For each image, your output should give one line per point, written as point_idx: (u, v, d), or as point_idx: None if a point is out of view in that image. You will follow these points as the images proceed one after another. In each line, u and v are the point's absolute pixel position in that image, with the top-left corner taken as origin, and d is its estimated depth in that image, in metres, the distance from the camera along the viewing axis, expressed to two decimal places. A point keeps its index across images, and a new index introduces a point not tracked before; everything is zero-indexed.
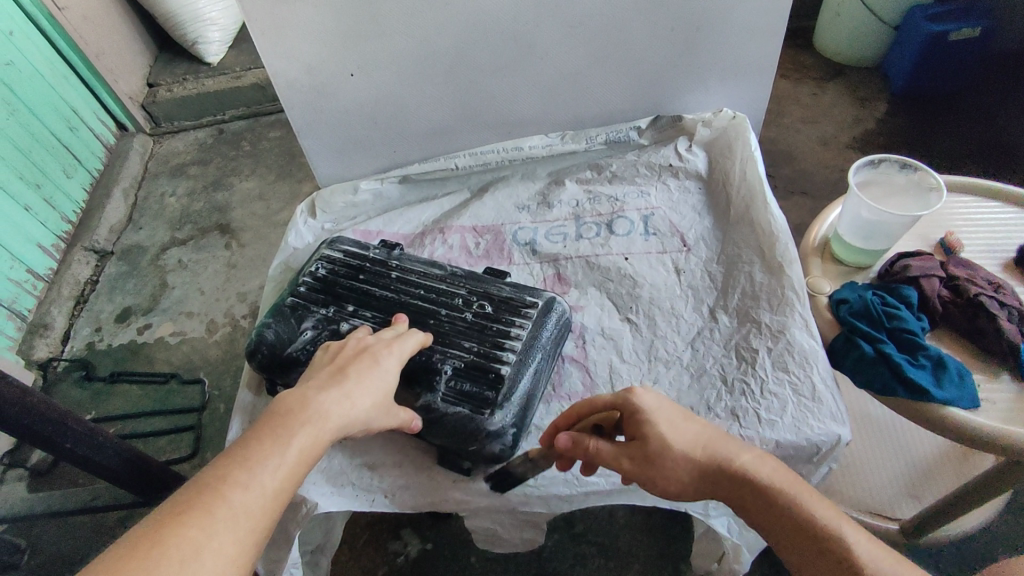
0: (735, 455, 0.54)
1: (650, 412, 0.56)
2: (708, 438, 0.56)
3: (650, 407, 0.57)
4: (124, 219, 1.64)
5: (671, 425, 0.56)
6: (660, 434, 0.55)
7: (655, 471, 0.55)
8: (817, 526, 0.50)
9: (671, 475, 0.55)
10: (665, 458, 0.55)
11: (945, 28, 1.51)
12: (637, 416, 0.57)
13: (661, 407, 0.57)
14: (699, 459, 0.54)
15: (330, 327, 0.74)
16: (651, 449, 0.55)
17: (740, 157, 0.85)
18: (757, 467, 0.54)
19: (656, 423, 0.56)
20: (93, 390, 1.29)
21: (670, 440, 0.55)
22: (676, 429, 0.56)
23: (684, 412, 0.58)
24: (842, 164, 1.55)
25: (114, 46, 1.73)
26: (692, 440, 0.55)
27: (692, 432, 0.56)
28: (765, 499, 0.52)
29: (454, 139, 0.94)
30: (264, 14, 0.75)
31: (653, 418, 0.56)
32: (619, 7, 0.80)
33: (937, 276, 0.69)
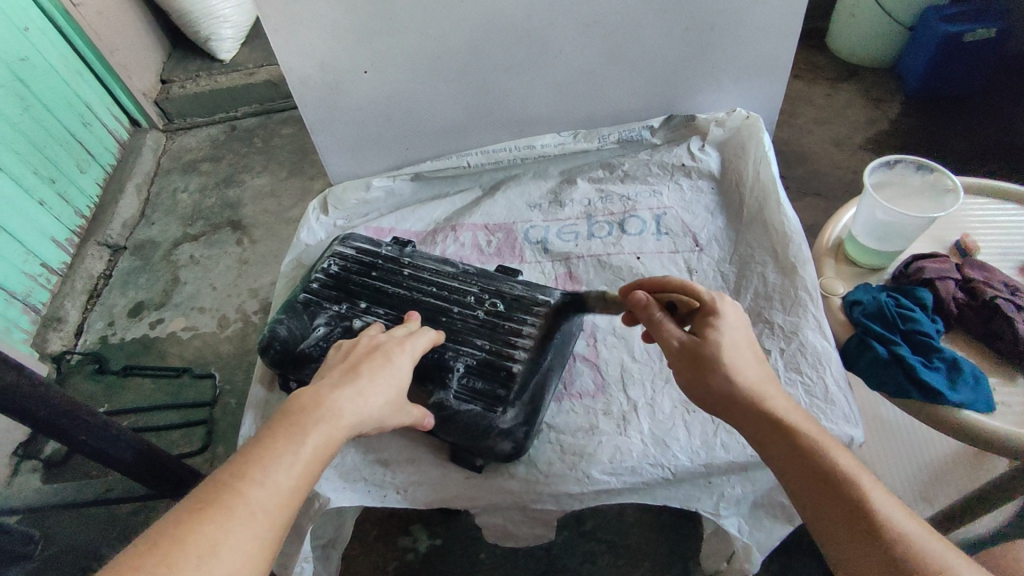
0: (777, 390, 0.54)
1: (722, 325, 0.57)
2: (761, 371, 0.56)
3: (727, 320, 0.58)
4: (137, 214, 1.66)
5: (736, 341, 0.57)
6: (720, 342, 0.56)
7: (697, 367, 0.56)
8: (835, 466, 0.48)
9: (712, 377, 0.55)
10: (713, 360, 0.55)
11: (961, 28, 1.50)
12: (710, 321, 0.58)
13: (732, 326, 0.58)
14: (745, 379, 0.54)
15: (343, 324, 0.75)
16: (703, 349, 0.56)
17: (753, 157, 0.85)
18: (792, 407, 0.53)
19: (720, 333, 0.57)
20: (106, 383, 1.31)
21: (726, 352, 0.56)
22: (738, 347, 0.56)
23: (751, 343, 0.58)
24: (855, 165, 1.54)
25: (129, 42, 1.74)
26: (746, 361, 0.56)
27: (748, 356, 0.56)
28: (787, 429, 0.51)
29: (467, 137, 0.94)
30: (279, 12, 0.76)
31: (722, 328, 0.57)
32: (633, 6, 0.79)
33: (952, 278, 0.68)
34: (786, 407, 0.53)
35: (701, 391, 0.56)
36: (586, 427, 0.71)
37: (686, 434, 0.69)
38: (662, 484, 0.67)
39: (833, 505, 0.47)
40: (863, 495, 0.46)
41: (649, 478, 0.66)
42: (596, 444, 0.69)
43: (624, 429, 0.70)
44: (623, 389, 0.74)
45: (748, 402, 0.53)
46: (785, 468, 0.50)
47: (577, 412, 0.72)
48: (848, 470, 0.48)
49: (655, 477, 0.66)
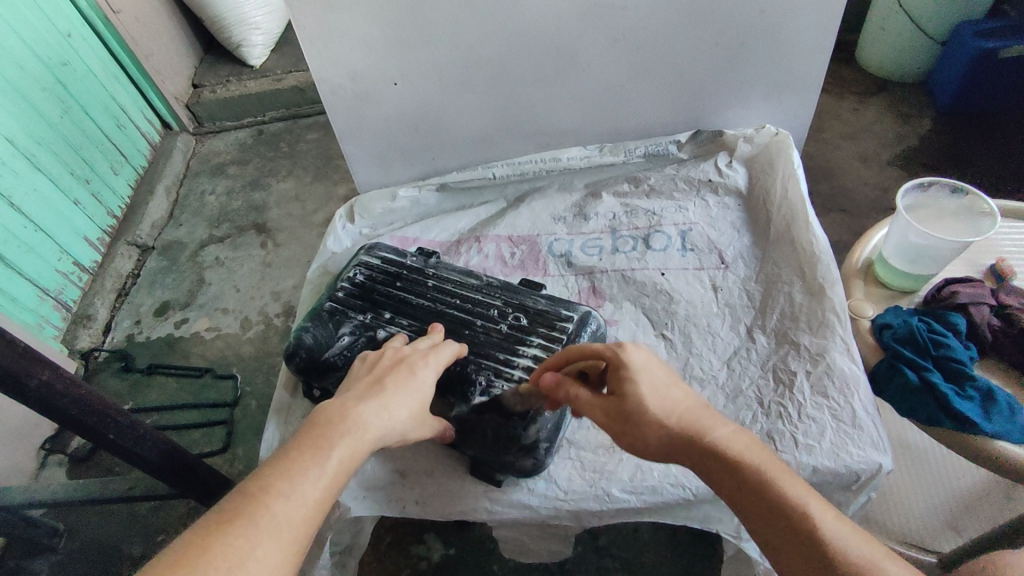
0: (709, 427, 0.51)
1: (633, 371, 0.54)
2: (691, 405, 0.53)
3: (636, 364, 0.54)
4: (165, 215, 1.70)
5: (654, 386, 0.53)
6: (636, 395, 0.53)
7: (626, 427, 0.53)
8: (783, 497, 0.46)
9: (643, 436, 0.53)
10: (636, 416, 0.53)
11: (996, 44, 1.47)
12: (620, 373, 0.55)
13: (645, 366, 0.54)
14: (671, 423, 0.52)
15: (367, 333, 0.75)
16: (623, 407, 0.53)
17: (782, 175, 0.84)
18: (733, 439, 0.50)
19: (633, 382, 0.54)
20: (131, 381, 1.33)
21: (645, 403, 0.52)
22: (657, 392, 0.53)
23: (672, 377, 0.55)
24: (883, 181, 1.51)
25: (163, 47, 1.79)
26: (670, 404, 0.53)
27: (670, 396, 0.53)
28: (735, 474, 0.49)
29: (493, 149, 0.95)
30: (313, 22, 0.77)
31: (634, 374, 0.54)
32: (662, 21, 0.79)
33: (987, 304, 0.66)
34: (728, 439, 0.50)
35: (640, 452, 0.53)
36: (607, 443, 0.70)
37: None
38: (683, 504, 0.66)
39: (786, 539, 0.45)
40: (814, 525, 0.44)
41: (670, 499, 0.66)
42: (616, 461, 0.69)
43: None
44: None
45: (683, 448, 0.51)
46: (740, 509, 0.48)
47: (598, 428, 0.72)
48: (798, 502, 0.46)
49: (676, 497, 0.65)
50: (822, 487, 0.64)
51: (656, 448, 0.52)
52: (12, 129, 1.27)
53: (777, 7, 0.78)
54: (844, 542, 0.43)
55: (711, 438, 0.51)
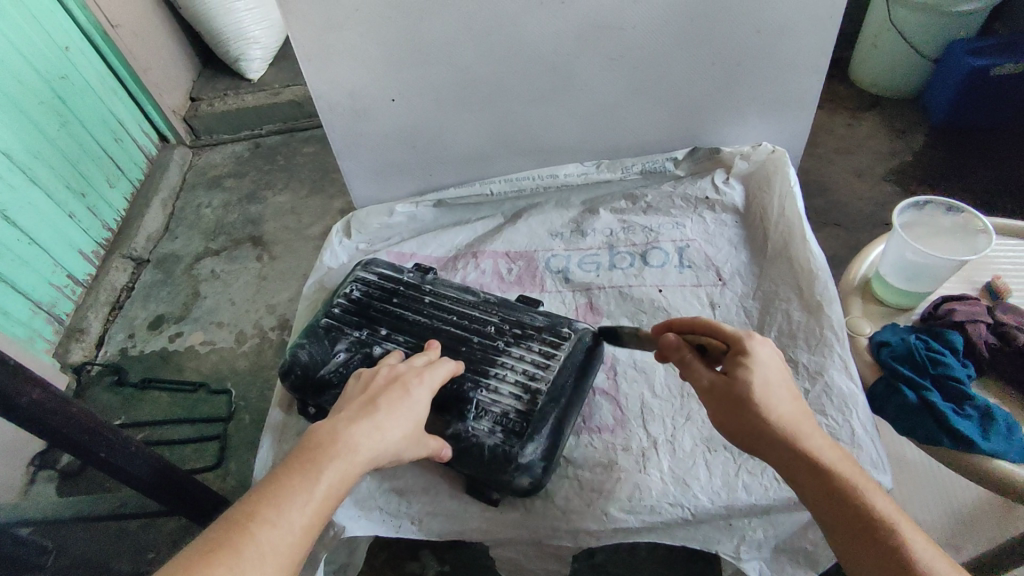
0: (811, 432, 0.51)
1: (753, 360, 0.54)
2: (794, 405, 0.53)
3: (758, 355, 0.54)
4: (161, 228, 1.69)
5: (769, 378, 0.53)
6: (753, 380, 0.53)
7: (730, 410, 0.53)
8: (875, 512, 0.47)
9: (748, 419, 0.52)
10: (747, 401, 0.52)
11: (987, 62, 1.49)
12: (743, 358, 0.54)
13: (765, 362, 0.54)
14: (777, 417, 0.51)
15: (363, 350, 0.75)
16: (735, 389, 0.53)
17: (779, 192, 0.84)
18: (828, 448, 0.50)
19: (755, 372, 0.53)
20: (124, 396, 1.32)
21: (761, 389, 0.52)
22: (771, 383, 0.53)
23: (784, 377, 0.55)
24: (877, 197, 1.52)
25: (161, 61, 1.79)
26: (778, 399, 0.52)
27: (780, 391, 0.53)
28: (825, 479, 0.49)
29: (491, 165, 0.95)
30: (312, 40, 0.77)
31: (755, 364, 0.54)
32: (659, 40, 0.80)
33: (983, 322, 0.67)
34: (823, 447, 0.51)
35: (738, 438, 0.53)
36: (605, 462, 0.70)
37: (707, 473, 0.67)
38: (682, 525, 0.65)
39: (873, 553, 0.46)
40: (904, 545, 0.45)
41: (668, 518, 0.65)
42: (614, 480, 0.68)
43: (644, 466, 0.69)
44: (643, 424, 0.72)
45: (779, 445, 0.51)
46: (822, 511, 0.49)
47: (596, 446, 0.71)
48: (887, 520, 0.46)
49: (674, 517, 0.65)
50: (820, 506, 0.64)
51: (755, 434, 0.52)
52: (9, 143, 1.27)
53: (771, 27, 0.79)
54: (929, 564, 0.44)
55: (810, 439, 0.51)
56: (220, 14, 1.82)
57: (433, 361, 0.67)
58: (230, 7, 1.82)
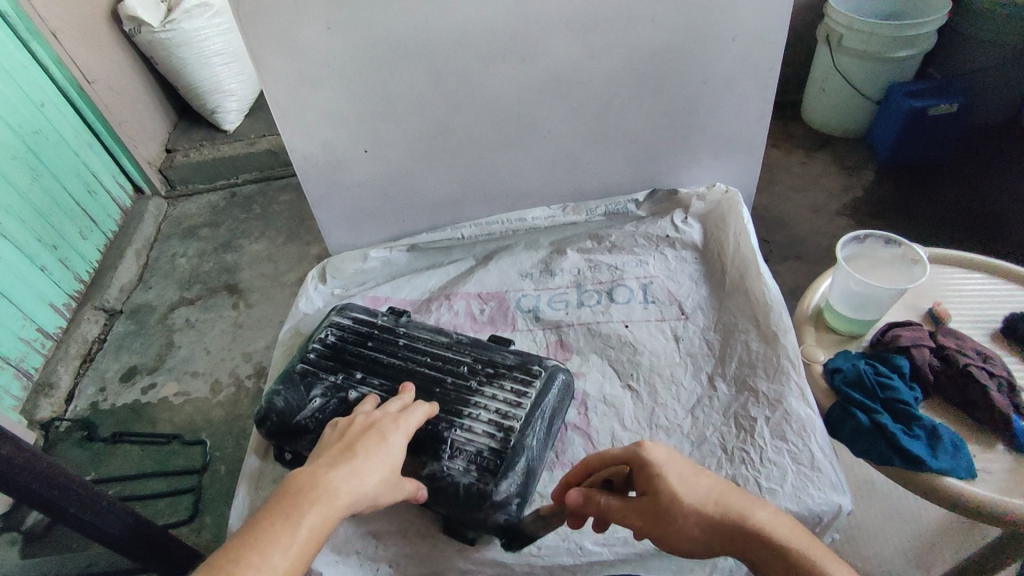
0: (749, 512, 0.53)
1: (657, 465, 0.56)
2: (722, 492, 0.55)
3: (658, 461, 0.56)
4: (135, 278, 1.70)
5: (681, 477, 0.55)
6: (666, 487, 0.55)
7: (662, 528, 0.55)
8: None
9: (681, 531, 0.54)
10: (671, 512, 0.54)
11: (925, 103, 1.60)
12: (647, 470, 0.56)
13: (666, 463, 0.56)
14: (706, 514, 0.53)
15: (338, 394, 0.76)
16: (653, 505, 0.55)
17: (733, 229, 0.89)
18: (774, 522, 0.52)
19: (660, 480, 0.55)
20: (94, 451, 1.30)
21: (676, 494, 0.54)
22: (683, 481, 0.55)
23: (698, 467, 0.57)
24: (833, 230, 1.60)
25: (137, 115, 1.83)
26: (699, 493, 0.54)
27: (699, 485, 0.55)
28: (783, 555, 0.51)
29: (461, 211, 0.99)
30: (285, 97, 0.81)
31: (657, 470, 0.56)
32: (615, 92, 0.86)
33: (927, 346, 0.71)
34: (766, 522, 0.52)
35: (684, 550, 0.54)
36: None
37: None
38: (655, 555, 0.67)
39: None
40: None
41: (642, 550, 0.66)
42: None
43: None
44: None
45: (726, 538, 0.53)
46: None
47: None
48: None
49: (647, 548, 0.66)
50: None
51: (697, 541, 0.53)
52: None
53: (717, 77, 0.86)
54: None
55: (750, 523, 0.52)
56: (197, 69, 1.86)
57: (407, 405, 0.69)
58: (207, 62, 1.87)
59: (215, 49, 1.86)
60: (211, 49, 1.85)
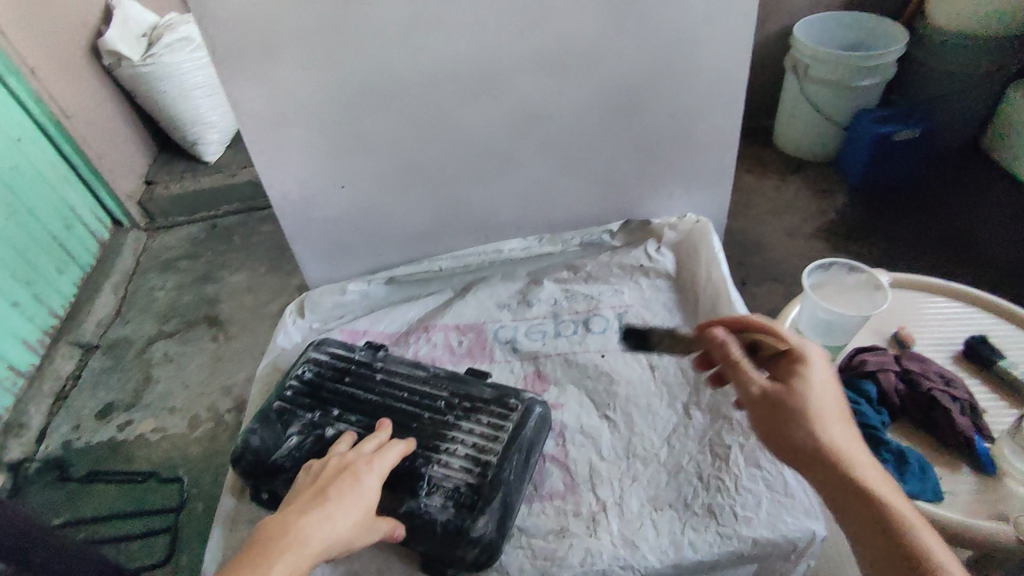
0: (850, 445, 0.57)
1: (809, 371, 0.60)
2: (843, 422, 0.58)
3: (813, 369, 0.60)
4: (112, 312, 1.68)
5: (822, 391, 0.59)
6: (805, 389, 0.59)
7: (776, 415, 0.59)
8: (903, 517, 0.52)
9: (793, 428, 0.58)
10: (795, 409, 0.58)
11: (889, 129, 1.66)
12: (797, 368, 0.61)
13: (828, 377, 0.60)
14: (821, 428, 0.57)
15: (315, 432, 0.76)
16: (786, 396, 0.59)
17: (705, 258, 0.91)
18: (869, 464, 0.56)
19: (813, 386, 0.59)
20: (67, 492, 1.27)
21: (812, 401, 0.58)
22: (822, 395, 0.59)
23: (839, 397, 0.60)
24: (807, 253, 1.64)
25: (116, 148, 1.83)
26: (825, 410, 0.58)
27: (830, 406, 0.58)
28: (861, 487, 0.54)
29: (439, 243, 1.00)
30: (262, 135, 0.82)
31: (815, 376, 0.60)
32: (586, 128, 0.88)
33: (893, 370, 0.73)
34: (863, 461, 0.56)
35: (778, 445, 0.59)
36: (557, 529, 0.72)
37: (655, 533, 0.69)
38: None
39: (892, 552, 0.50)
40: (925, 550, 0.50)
41: None
42: (566, 547, 0.70)
43: (595, 531, 0.71)
44: (592, 488, 0.75)
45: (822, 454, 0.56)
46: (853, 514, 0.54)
47: (548, 514, 0.73)
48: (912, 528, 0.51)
49: None
50: (764, 557, 0.67)
51: (798, 444, 0.57)
52: None
53: (684, 112, 0.89)
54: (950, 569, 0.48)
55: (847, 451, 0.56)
56: (178, 102, 1.87)
57: (383, 443, 0.69)
58: (188, 95, 1.88)
59: (196, 82, 1.88)
60: (193, 82, 1.87)
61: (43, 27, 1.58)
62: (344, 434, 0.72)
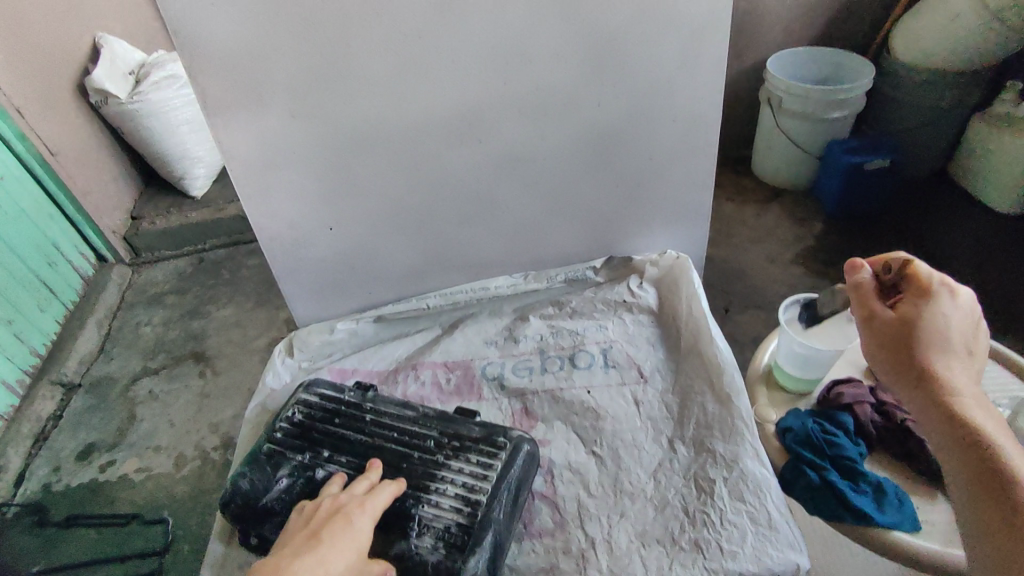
0: (966, 375, 0.60)
1: (934, 302, 0.63)
2: (958, 349, 0.61)
3: (938, 301, 0.63)
4: (95, 349, 1.67)
5: (942, 319, 0.62)
6: (924, 314, 0.62)
7: (896, 345, 0.62)
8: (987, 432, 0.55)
9: (901, 346, 0.62)
10: (919, 339, 0.61)
11: (860, 159, 1.72)
12: (922, 298, 0.63)
13: (957, 310, 0.62)
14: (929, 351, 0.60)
15: (305, 474, 0.77)
16: (910, 327, 0.62)
17: (685, 294, 0.94)
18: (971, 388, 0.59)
19: (935, 312, 0.62)
20: (47, 536, 1.25)
21: (928, 325, 0.61)
22: (940, 324, 0.61)
23: (964, 328, 0.62)
24: (786, 279, 1.68)
25: (102, 185, 1.84)
26: (940, 334, 0.61)
27: (948, 333, 0.61)
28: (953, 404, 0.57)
29: (427, 281, 1.02)
30: (250, 180, 0.84)
31: (941, 305, 0.62)
32: (567, 169, 0.92)
33: (868, 402, 0.76)
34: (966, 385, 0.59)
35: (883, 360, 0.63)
36: (546, 566, 0.73)
37: (642, 569, 0.71)
38: None
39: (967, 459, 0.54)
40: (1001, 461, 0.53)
41: None
42: None
43: (584, 567, 0.73)
44: (581, 525, 0.76)
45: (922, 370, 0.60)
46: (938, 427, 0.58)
47: (537, 552, 0.75)
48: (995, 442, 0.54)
49: None
50: None
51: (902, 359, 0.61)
52: None
53: (660, 153, 0.92)
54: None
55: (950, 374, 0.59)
56: (165, 138, 1.89)
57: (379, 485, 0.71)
58: (175, 130, 1.90)
59: (183, 118, 1.90)
60: (180, 118, 1.89)
61: (31, 68, 1.60)
62: (335, 475, 0.74)
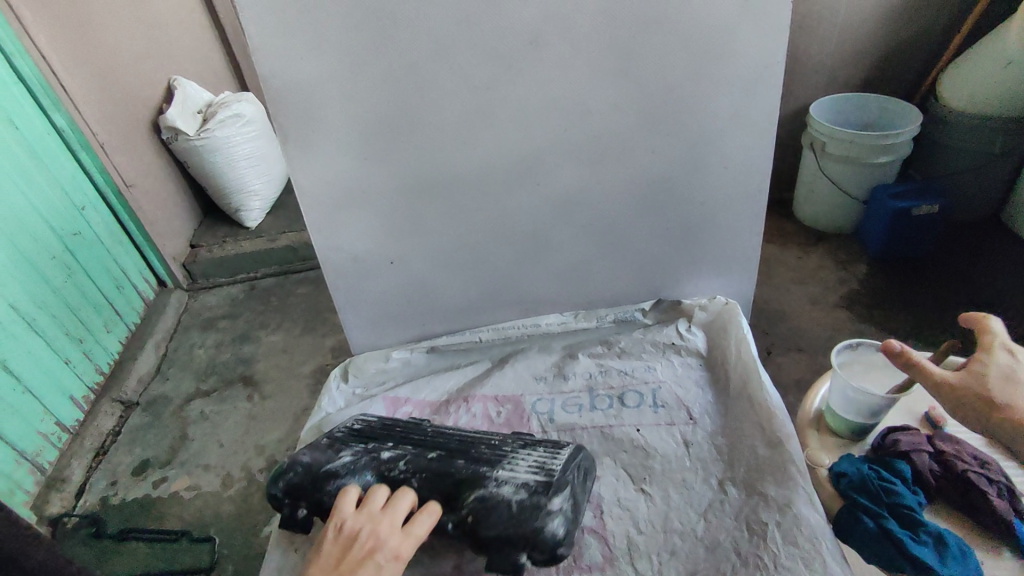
0: None
1: (1001, 361, 0.65)
2: None
3: (1005, 360, 0.65)
4: (152, 369, 1.75)
5: (1012, 376, 0.64)
6: (992, 373, 0.64)
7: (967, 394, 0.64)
8: None
9: (973, 401, 0.63)
10: (989, 387, 0.63)
11: (907, 205, 1.71)
12: (988, 358, 0.65)
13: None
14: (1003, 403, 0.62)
15: (370, 453, 0.81)
16: (979, 377, 0.64)
17: (735, 337, 0.95)
18: None
19: (1003, 370, 0.64)
20: (101, 548, 1.30)
21: (998, 381, 0.63)
22: (1011, 380, 0.63)
23: None
24: (830, 322, 1.67)
25: (167, 215, 1.95)
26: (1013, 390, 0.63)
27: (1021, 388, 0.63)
28: None
29: (479, 315, 1.06)
30: (322, 216, 0.90)
31: (1007, 362, 0.64)
32: (620, 212, 0.95)
33: (925, 451, 0.76)
34: None
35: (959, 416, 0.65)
36: None
37: None
38: None
39: None
40: None
41: None
42: None
43: None
44: (630, 562, 0.77)
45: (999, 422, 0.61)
46: None
47: None
48: None
49: None
50: None
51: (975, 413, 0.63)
52: (18, 297, 1.35)
53: (712, 200, 0.95)
54: None
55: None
56: (228, 171, 2.01)
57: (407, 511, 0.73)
58: (235, 165, 2.01)
59: (243, 153, 2.02)
60: (240, 153, 2.01)
61: (113, 107, 1.73)
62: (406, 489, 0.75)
